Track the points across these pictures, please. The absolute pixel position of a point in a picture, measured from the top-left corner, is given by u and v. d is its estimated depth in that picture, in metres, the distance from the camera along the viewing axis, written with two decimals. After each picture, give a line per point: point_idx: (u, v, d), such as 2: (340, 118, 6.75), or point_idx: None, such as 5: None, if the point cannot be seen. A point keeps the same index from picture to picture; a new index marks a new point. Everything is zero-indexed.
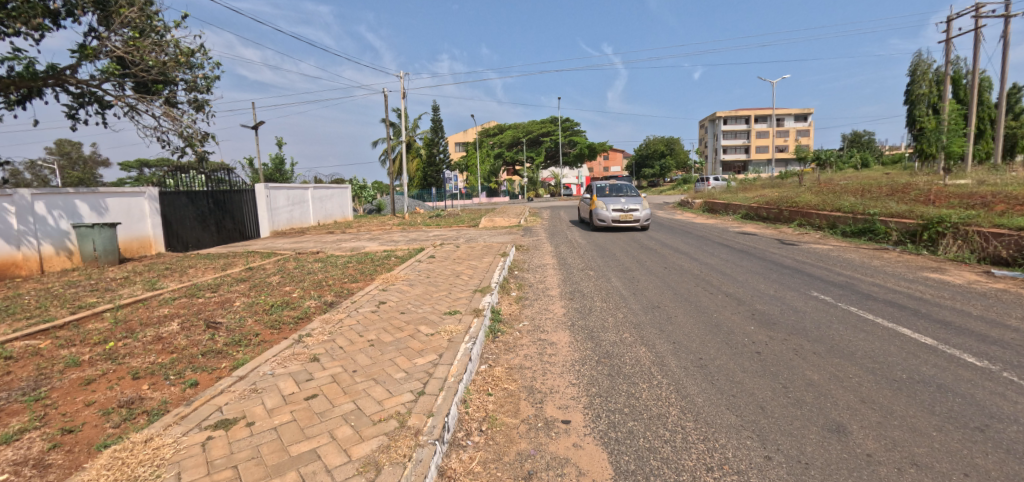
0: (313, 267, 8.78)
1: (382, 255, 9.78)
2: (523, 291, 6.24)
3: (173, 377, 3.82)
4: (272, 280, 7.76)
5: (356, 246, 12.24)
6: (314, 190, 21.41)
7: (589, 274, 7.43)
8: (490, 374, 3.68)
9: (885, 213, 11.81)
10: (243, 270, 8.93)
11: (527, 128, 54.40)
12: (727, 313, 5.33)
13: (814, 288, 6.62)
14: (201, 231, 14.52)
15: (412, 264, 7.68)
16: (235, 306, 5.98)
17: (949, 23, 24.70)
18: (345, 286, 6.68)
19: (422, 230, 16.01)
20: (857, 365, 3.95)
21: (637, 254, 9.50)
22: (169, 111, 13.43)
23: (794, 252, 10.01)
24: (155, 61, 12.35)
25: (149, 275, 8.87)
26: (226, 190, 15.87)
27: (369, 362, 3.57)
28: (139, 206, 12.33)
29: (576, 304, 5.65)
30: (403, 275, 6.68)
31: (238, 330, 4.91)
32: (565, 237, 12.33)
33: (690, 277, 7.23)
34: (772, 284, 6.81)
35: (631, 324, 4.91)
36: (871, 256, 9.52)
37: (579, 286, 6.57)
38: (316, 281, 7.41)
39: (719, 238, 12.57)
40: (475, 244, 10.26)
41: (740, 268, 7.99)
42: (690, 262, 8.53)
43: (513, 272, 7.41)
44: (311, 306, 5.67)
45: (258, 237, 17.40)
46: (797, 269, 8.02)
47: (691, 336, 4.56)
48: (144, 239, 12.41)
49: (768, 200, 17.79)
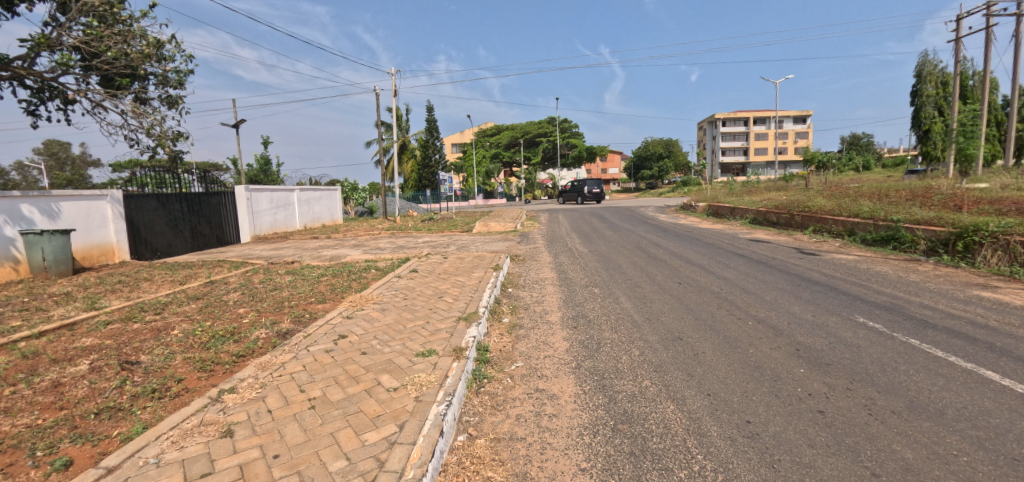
0: (281, 282, 7.77)
1: (361, 267, 8.81)
2: (516, 317, 5.25)
3: (40, 454, 2.84)
4: (229, 299, 6.72)
5: (337, 255, 11.25)
6: (301, 192, 20.39)
7: (593, 292, 6.45)
8: (468, 453, 2.71)
9: (910, 219, 10.91)
10: (202, 284, 7.89)
11: (524, 129, 53.21)
12: (763, 347, 4.40)
13: (857, 312, 5.66)
14: (172, 237, 13.52)
15: (391, 280, 6.67)
16: (170, 337, 4.96)
17: (959, 22, 24.00)
18: (308, 310, 5.65)
19: (412, 235, 15.06)
20: (958, 434, 3.01)
21: (646, 266, 8.52)
22: (136, 107, 12.39)
23: (818, 263, 9.06)
24: (119, 53, 11.25)
25: (94, 291, 7.83)
26: (202, 192, 14.84)
27: (301, 441, 2.59)
28: (101, 210, 11.32)
29: (580, 335, 4.66)
30: (376, 296, 5.63)
31: (159, 374, 3.94)
32: (565, 244, 11.40)
33: (710, 296, 6.27)
34: (808, 306, 5.84)
35: (651, 365, 3.93)
36: (904, 268, 8.55)
37: (582, 309, 5.58)
38: (278, 300, 6.36)
39: (731, 246, 11.64)
40: (465, 253, 9.29)
41: (765, 285, 7.02)
42: (706, 277, 7.57)
43: (506, 290, 6.43)
44: (258, 338, 4.67)
45: (238, 243, 16.42)
46: (829, 285, 7.04)
47: (730, 384, 3.63)
48: (106, 246, 11.38)
49: (777, 204, 16.81)
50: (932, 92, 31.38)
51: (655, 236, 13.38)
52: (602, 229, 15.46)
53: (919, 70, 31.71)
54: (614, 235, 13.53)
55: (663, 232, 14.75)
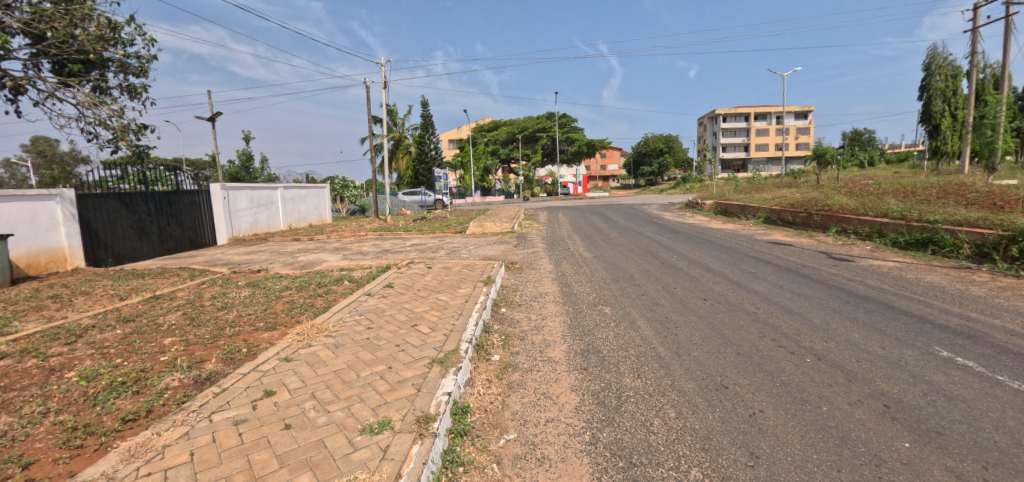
0: (236, 297, 6.60)
1: (334, 278, 7.63)
2: (508, 354, 4.08)
3: None
4: (164, 322, 5.52)
5: (312, 261, 10.05)
6: (285, 189, 19.19)
7: (604, 313, 5.30)
8: None
9: (950, 220, 9.81)
10: (144, 301, 6.73)
11: (521, 124, 51.76)
12: (839, 402, 3.29)
13: (936, 342, 4.53)
14: (137, 240, 12.36)
15: (357, 298, 5.47)
16: (58, 384, 3.80)
17: (977, 11, 22.78)
18: (249, 341, 4.50)
19: (400, 237, 13.92)
20: None
21: (661, 276, 7.35)
22: (93, 98, 11.17)
23: (856, 272, 7.90)
24: (67, 35, 9.83)
25: (18, 308, 6.71)
26: (172, 191, 13.66)
27: None
28: (49, 212, 10.13)
29: (592, 384, 3.50)
30: (332, 324, 4.45)
31: (4, 452, 2.83)
32: (567, 249, 10.23)
33: (747, 319, 5.12)
34: (872, 334, 4.70)
35: (695, 438, 2.81)
36: (957, 279, 7.37)
37: (593, 339, 4.42)
38: (219, 325, 5.18)
39: (751, 249, 10.49)
40: (453, 261, 8.11)
41: (808, 301, 5.87)
42: (735, 291, 6.40)
43: (498, 312, 5.26)
44: (166, 389, 3.54)
45: (215, 245, 15.28)
46: (884, 302, 5.90)
47: (815, 475, 2.53)
48: (57, 252, 10.22)
49: (792, 202, 15.61)
50: (941, 85, 30.07)
51: (665, 238, 12.15)
52: (606, 229, 14.27)
53: (930, 61, 30.32)
54: (620, 237, 12.35)
55: (672, 233, 13.60)
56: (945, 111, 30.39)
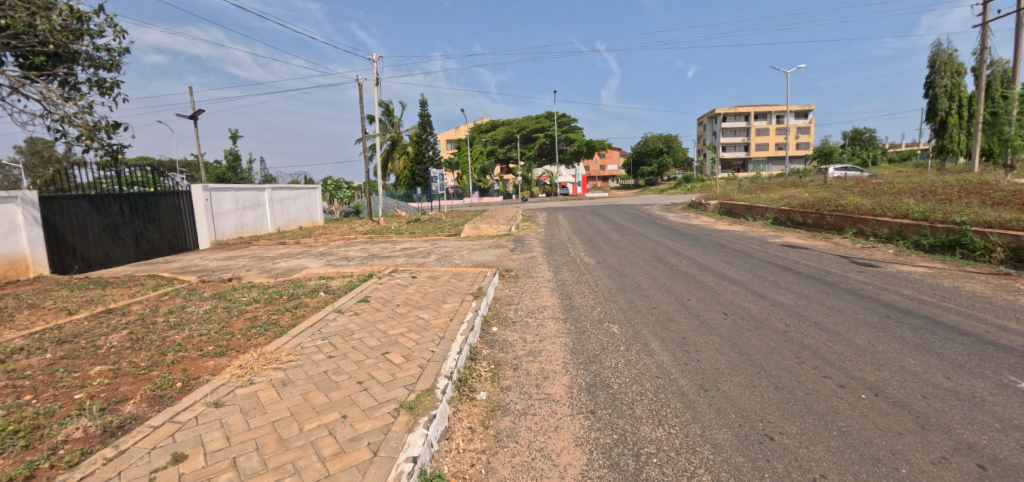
0: (194, 312, 5.84)
1: (310, 288, 6.87)
2: (496, 390, 3.34)
3: None
4: (103, 344, 4.78)
5: (291, 268, 9.28)
6: (273, 190, 18.43)
7: (612, 332, 4.57)
8: None
9: (979, 221, 9.08)
10: (92, 317, 5.97)
11: (520, 123, 51.08)
12: (918, 462, 2.56)
13: (1010, 370, 3.78)
14: (111, 244, 11.63)
15: (325, 316, 4.71)
16: None
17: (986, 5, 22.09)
18: (187, 372, 3.75)
19: (389, 240, 13.17)
20: None
21: (673, 286, 6.62)
22: (59, 93, 10.36)
23: (886, 279, 7.15)
24: (27, 26, 7.89)
25: None
26: (150, 193, 12.90)
27: None
28: (9, 215, 9.35)
29: (602, 435, 2.76)
30: (287, 352, 3.70)
31: None
32: (567, 253, 9.49)
33: (779, 341, 4.38)
34: (929, 359, 3.97)
35: None
36: (1000, 287, 6.62)
37: (600, 369, 3.68)
38: (162, 349, 4.43)
39: (763, 253, 9.78)
40: (441, 269, 7.37)
41: (844, 316, 5.13)
42: (758, 304, 5.65)
43: (487, 333, 4.52)
44: (63, 443, 2.81)
45: (197, 249, 14.55)
46: (930, 318, 5.14)
47: None
48: (18, 259, 9.45)
49: (802, 202, 14.89)
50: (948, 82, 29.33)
51: (672, 241, 11.39)
52: (608, 232, 13.51)
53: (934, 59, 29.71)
54: (624, 240, 11.63)
55: (678, 235, 12.87)
56: (951, 109, 29.60)
